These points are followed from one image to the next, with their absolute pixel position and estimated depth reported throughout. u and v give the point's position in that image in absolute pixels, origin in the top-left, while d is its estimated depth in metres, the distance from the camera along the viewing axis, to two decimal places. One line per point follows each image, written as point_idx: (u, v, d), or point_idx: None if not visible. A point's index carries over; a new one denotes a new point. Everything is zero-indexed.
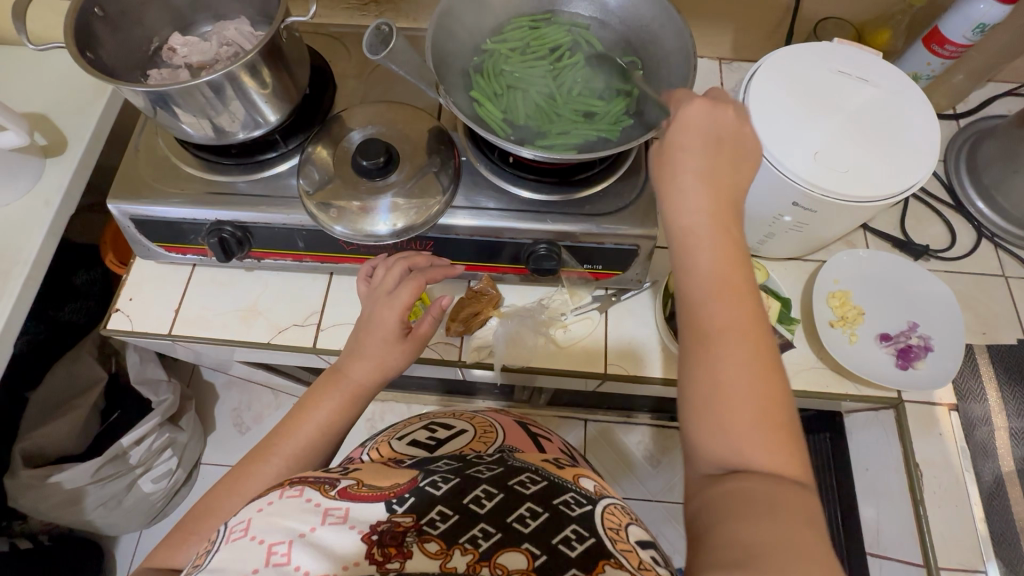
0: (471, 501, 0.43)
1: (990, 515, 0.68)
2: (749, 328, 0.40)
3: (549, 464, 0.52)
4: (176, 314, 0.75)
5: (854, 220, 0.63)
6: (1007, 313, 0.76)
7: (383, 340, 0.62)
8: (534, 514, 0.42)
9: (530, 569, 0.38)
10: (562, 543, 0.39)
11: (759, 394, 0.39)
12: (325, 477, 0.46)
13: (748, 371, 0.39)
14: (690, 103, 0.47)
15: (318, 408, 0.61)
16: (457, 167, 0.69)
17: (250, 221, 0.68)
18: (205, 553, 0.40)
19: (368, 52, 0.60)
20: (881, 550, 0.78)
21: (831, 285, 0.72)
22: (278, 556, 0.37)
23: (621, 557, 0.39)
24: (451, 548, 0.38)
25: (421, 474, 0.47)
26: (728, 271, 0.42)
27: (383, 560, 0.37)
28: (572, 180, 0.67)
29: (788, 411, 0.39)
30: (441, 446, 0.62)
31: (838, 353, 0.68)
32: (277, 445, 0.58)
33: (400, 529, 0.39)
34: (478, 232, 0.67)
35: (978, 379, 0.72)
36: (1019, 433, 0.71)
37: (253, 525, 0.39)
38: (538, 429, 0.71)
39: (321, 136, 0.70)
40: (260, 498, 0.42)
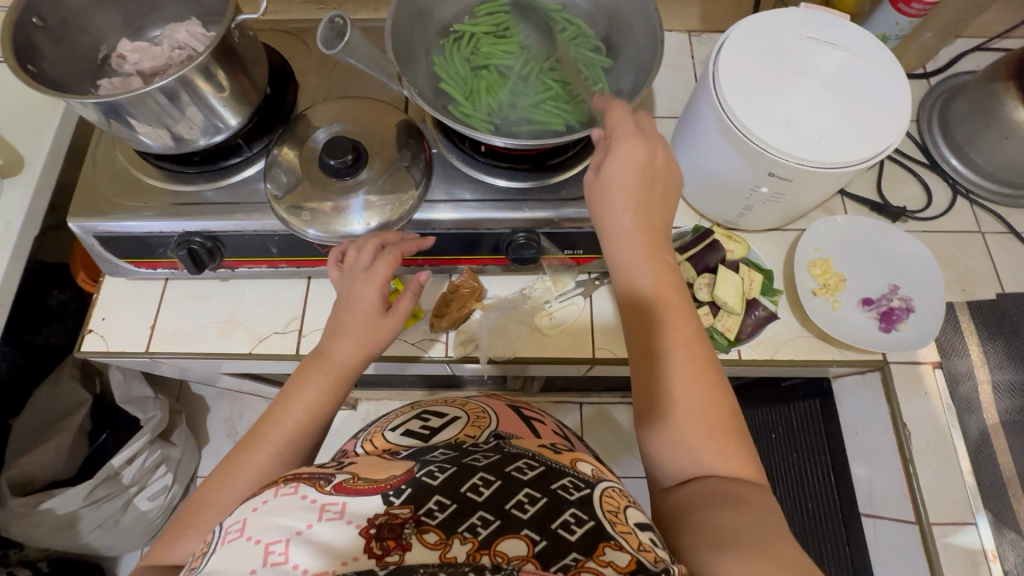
0: (469, 489, 0.42)
1: (977, 467, 0.69)
2: (690, 347, 0.49)
3: (544, 450, 0.52)
4: (153, 329, 0.74)
5: (830, 188, 0.63)
6: (985, 268, 0.76)
7: (366, 318, 0.61)
8: (533, 500, 0.41)
9: (531, 555, 0.37)
10: (561, 528, 0.39)
11: (707, 403, 0.47)
12: (321, 472, 0.45)
13: (695, 389, 0.47)
14: (622, 142, 0.51)
15: (302, 392, 0.59)
16: (429, 160, 0.67)
17: (219, 230, 0.66)
18: (201, 555, 0.39)
19: (323, 48, 0.57)
20: (874, 510, 0.77)
21: (812, 253, 0.72)
22: (275, 556, 0.37)
23: (620, 539, 0.39)
24: (450, 538, 0.38)
25: (417, 465, 0.46)
26: (666, 296, 0.50)
27: (382, 554, 0.37)
28: (545, 165, 0.66)
29: (734, 415, 0.48)
30: (435, 434, 0.61)
31: (822, 320, 0.68)
32: (266, 431, 0.57)
33: (397, 521, 0.39)
34: (458, 225, 0.66)
35: (960, 336, 0.73)
36: (1003, 385, 0.71)
37: (248, 525, 0.39)
38: (530, 412, 0.71)
39: (285, 136, 0.68)
40: (254, 498, 0.42)
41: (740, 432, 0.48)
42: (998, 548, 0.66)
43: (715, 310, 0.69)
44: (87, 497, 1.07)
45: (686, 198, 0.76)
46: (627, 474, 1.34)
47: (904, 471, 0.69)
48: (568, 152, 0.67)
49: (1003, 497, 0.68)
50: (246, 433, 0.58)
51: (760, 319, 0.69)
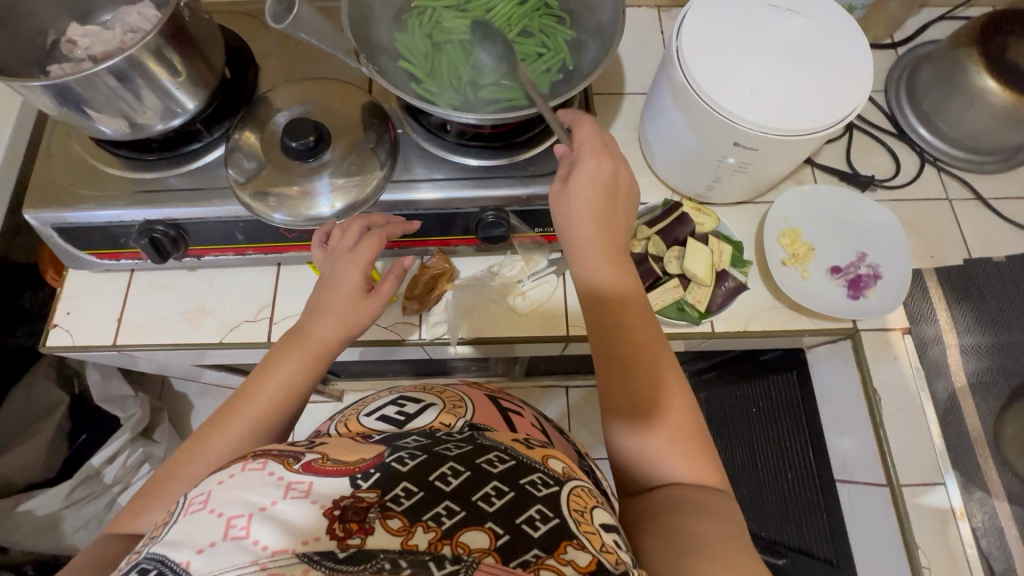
0: (437, 478, 0.41)
1: (945, 429, 0.70)
2: (654, 354, 0.51)
3: (518, 444, 0.49)
4: (120, 322, 0.72)
5: (795, 156, 0.63)
6: (952, 234, 0.77)
7: (350, 297, 0.60)
8: (500, 493, 0.41)
9: (492, 549, 0.37)
10: (525, 523, 0.38)
11: (672, 408, 0.49)
12: (291, 450, 0.44)
13: (660, 392, 0.49)
14: (586, 158, 0.53)
15: (279, 369, 0.58)
16: (394, 141, 0.67)
17: (182, 217, 0.64)
18: (162, 524, 0.38)
19: (271, 23, 0.57)
20: (849, 475, 0.76)
21: (781, 224, 0.73)
22: (236, 530, 0.36)
23: (583, 539, 0.38)
24: (414, 525, 0.37)
25: (388, 450, 0.45)
26: (629, 304, 0.52)
27: (343, 535, 0.36)
28: (513, 143, 0.66)
29: (698, 421, 0.50)
30: (410, 420, 0.60)
31: (792, 290, 0.68)
32: (239, 406, 0.55)
33: (362, 504, 0.38)
34: (442, 205, 0.66)
35: (928, 302, 0.74)
36: (970, 348, 0.73)
37: (212, 498, 0.38)
38: (508, 403, 0.69)
39: (246, 120, 0.66)
40: (222, 471, 0.41)
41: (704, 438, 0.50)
42: (965, 506, 0.67)
43: (685, 283, 0.69)
44: (67, 498, 1.09)
45: (657, 172, 0.76)
46: None
47: (875, 436, 0.70)
48: (535, 128, 0.67)
49: (971, 458, 0.69)
50: (219, 408, 0.56)
51: (730, 290, 0.69)
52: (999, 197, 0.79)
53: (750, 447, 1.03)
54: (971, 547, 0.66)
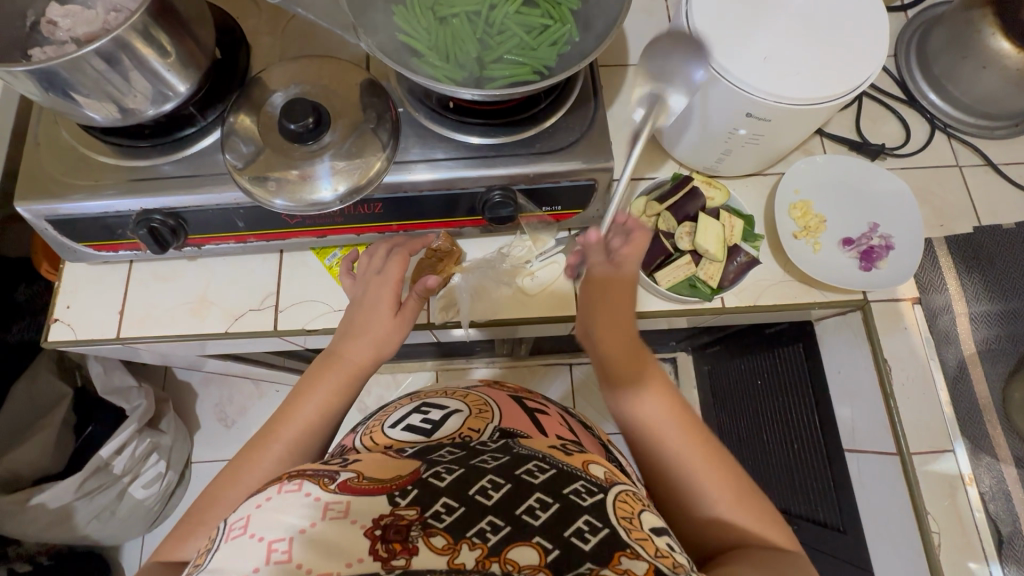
0: (477, 492, 0.42)
1: (955, 396, 0.70)
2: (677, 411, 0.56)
3: (554, 450, 0.49)
4: (122, 315, 0.71)
5: (809, 126, 0.61)
6: (962, 202, 0.76)
7: (379, 317, 0.62)
8: (544, 505, 0.41)
9: (542, 565, 0.37)
10: (574, 535, 0.39)
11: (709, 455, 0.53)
12: (326, 468, 0.44)
13: (692, 445, 0.54)
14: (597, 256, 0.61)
15: (316, 391, 0.59)
16: (395, 120, 0.64)
17: (180, 206, 0.63)
18: (204, 552, 0.39)
19: None
20: (857, 445, 0.77)
21: (792, 196, 0.72)
22: (278, 554, 0.37)
23: (636, 547, 0.38)
24: (459, 543, 0.38)
25: (424, 465, 0.45)
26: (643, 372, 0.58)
27: (388, 556, 0.37)
28: (517, 119, 0.64)
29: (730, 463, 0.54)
30: (437, 429, 0.59)
31: (805, 262, 0.68)
32: (276, 429, 0.56)
33: (404, 522, 0.38)
34: (439, 185, 0.64)
35: (938, 271, 0.74)
36: (979, 316, 0.73)
37: (252, 522, 0.39)
38: (534, 403, 0.68)
39: (240, 102, 0.64)
40: (258, 494, 0.41)
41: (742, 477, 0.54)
42: (975, 472, 0.68)
43: (696, 260, 0.69)
44: (78, 489, 1.08)
45: (666, 148, 0.74)
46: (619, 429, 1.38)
47: (885, 406, 0.70)
48: (540, 103, 0.64)
49: (980, 425, 0.69)
50: (254, 436, 0.57)
51: (742, 266, 0.68)
52: (1010, 162, 0.78)
53: (756, 419, 1.04)
54: (978, 512, 0.67)
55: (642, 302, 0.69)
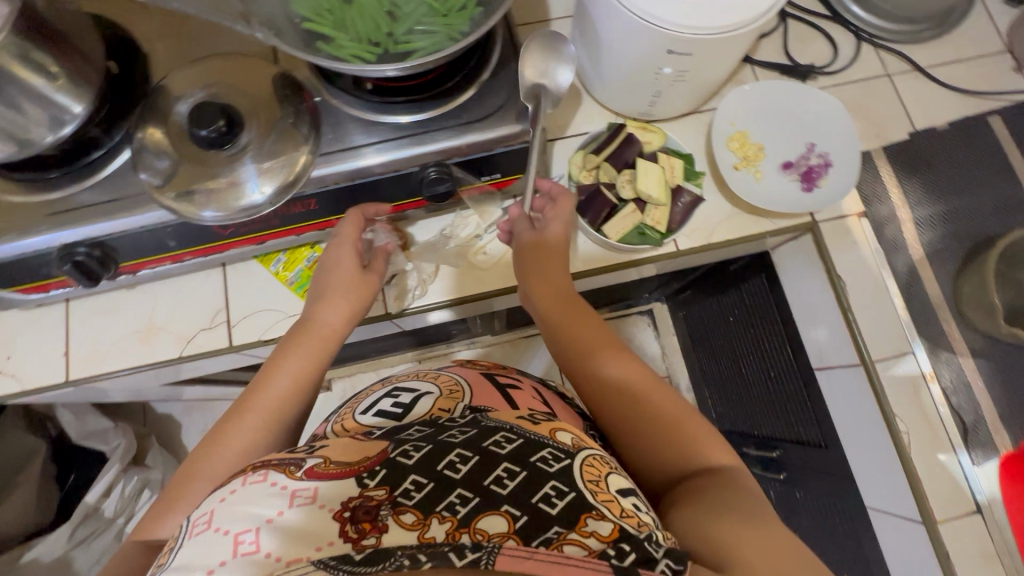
0: (445, 466, 0.41)
1: (910, 301, 0.72)
2: (626, 368, 0.56)
3: (523, 420, 0.49)
4: (67, 356, 0.68)
5: (733, 53, 0.60)
6: (895, 110, 0.77)
7: (353, 281, 0.65)
8: (512, 474, 0.41)
9: (511, 532, 0.37)
10: (541, 501, 0.39)
11: (665, 406, 0.53)
12: (293, 455, 0.44)
13: (647, 395, 0.54)
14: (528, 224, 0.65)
15: (287, 360, 0.59)
16: (313, 112, 0.62)
17: (103, 234, 0.59)
18: (168, 551, 0.38)
19: None
20: (825, 363, 0.79)
21: (728, 128, 0.72)
22: (246, 545, 0.36)
23: (603, 509, 0.39)
24: (428, 517, 0.37)
25: (392, 444, 0.45)
26: (592, 334, 0.59)
27: (358, 536, 0.36)
28: (441, 91, 0.62)
29: (691, 414, 0.53)
30: (408, 412, 0.59)
31: (747, 193, 0.68)
32: (251, 403, 0.56)
33: (373, 503, 0.38)
34: (394, 167, 0.62)
35: (880, 182, 0.75)
36: (922, 220, 0.74)
37: (215, 517, 0.38)
38: (506, 378, 0.68)
39: (146, 115, 0.60)
40: (222, 489, 0.41)
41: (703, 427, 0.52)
42: (934, 369, 0.70)
43: (642, 207, 0.69)
44: (70, 539, 1.06)
45: (599, 99, 0.73)
46: None
47: (844, 320, 0.72)
48: (461, 71, 0.62)
49: (935, 325, 0.72)
50: (227, 410, 0.56)
51: (686, 206, 0.69)
52: (937, 64, 0.79)
53: (733, 354, 1.06)
54: (942, 406, 0.69)
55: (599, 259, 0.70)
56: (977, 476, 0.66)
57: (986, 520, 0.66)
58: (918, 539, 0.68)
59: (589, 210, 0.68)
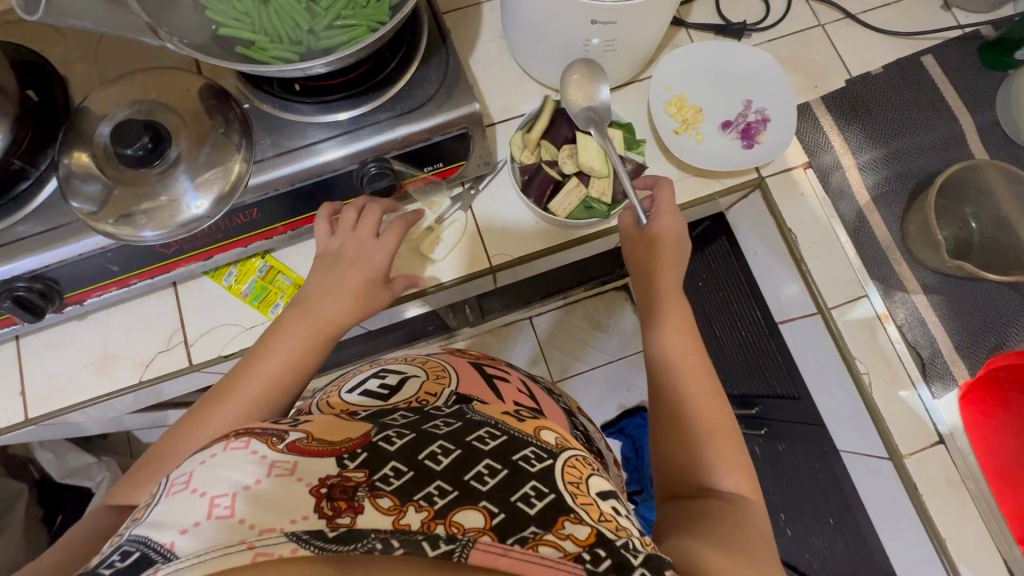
0: (426, 457, 0.37)
1: (860, 245, 0.74)
2: (694, 369, 0.53)
3: (507, 416, 0.45)
4: (24, 395, 0.67)
5: (656, 18, 0.60)
6: (831, 59, 0.78)
7: (368, 283, 0.60)
8: (493, 471, 0.36)
9: (487, 528, 0.32)
10: (520, 501, 0.34)
11: (712, 415, 0.50)
12: (276, 428, 0.39)
13: (701, 398, 0.51)
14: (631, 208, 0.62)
15: (284, 343, 0.55)
16: (243, 120, 0.61)
17: (41, 267, 0.58)
18: (144, 506, 0.34)
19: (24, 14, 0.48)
20: (787, 315, 0.80)
21: (666, 94, 0.72)
22: (221, 509, 0.31)
23: (581, 512, 0.34)
24: (405, 505, 0.33)
25: (375, 428, 0.40)
26: (680, 328, 0.56)
27: (333, 514, 0.31)
28: (371, 86, 0.61)
29: (734, 436, 0.50)
30: (394, 394, 0.55)
31: (689, 156, 0.69)
32: (240, 383, 0.52)
33: (350, 482, 0.33)
34: (356, 158, 0.61)
35: (822, 131, 0.76)
36: (866, 164, 0.76)
37: (194, 477, 0.33)
38: (492, 369, 0.65)
39: (69, 140, 0.58)
40: (204, 451, 0.36)
41: (742, 456, 0.49)
42: (888, 308, 0.72)
43: (586, 180, 0.70)
44: None
45: (537, 77, 0.73)
46: (592, 365, 1.42)
47: (799, 271, 0.73)
48: (389, 64, 0.61)
49: (886, 267, 0.73)
50: (214, 386, 0.52)
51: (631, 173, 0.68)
52: (867, 10, 0.79)
53: (705, 318, 1.08)
54: (899, 344, 0.71)
55: (553, 237, 0.71)
56: (938, 408, 0.69)
57: (949, 449, 0.68)
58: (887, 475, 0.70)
59: (533, 190, 0.68)
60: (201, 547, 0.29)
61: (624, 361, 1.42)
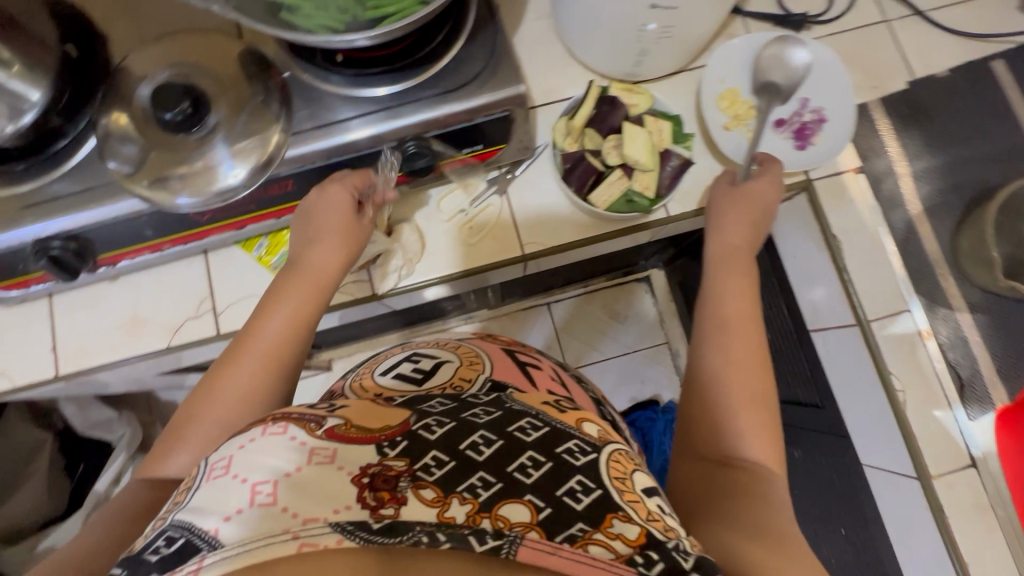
0: (468, 447, 0.36)
1: (905, 257, 0.71)
2: (741, 336, 0.52)
3: (548, 407, 0.44)
4: (56, 352, 0.68)
5: (718, 5, 0.57)
6: (894, 58, 0.73)
7: (346, 220, 0.60)
8: (536, 463, 0.36)
9: (535, 523, 0.32)
10: (566, 495, 0.34)
11: (752, 382, 0.49)
12: (313, 412, 0.38)
13: (745, 366, 0.50)
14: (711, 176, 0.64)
15: (282, 301, 0.56)
16: (283, 89, 0.59)
17: (77, 227, 0.57)
18: (185, 488, 0.34)
19: None
20: (822, 323, 0.78)
21: (718, 86, 0.69)
22: (263, 496, 0.31)
23: (629, 509, 0.34)
24: (449, 496, 0.33)
25: (415, 416, 0.39)
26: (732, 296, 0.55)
27: (376, 505, 0.31)
28: (414, 60, 0.59)
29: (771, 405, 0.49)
30: (428, 378, 0.55)
31: (737, 154, 0.67)
32: (244, 348, 0.53)
33: (393, 472, 0.33)
34: (380, 142, 0.59)
35: (877, 135, 0.73)
36: (921, 172, 0.73)
37: (233, 462, 0.33)
38: (525, 356, 0.63)
39: (108, 100, 0.57)
40: (242, 434, 0.36)
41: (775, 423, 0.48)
42: (931, 325, 0.69)
43: (629, 173, 0.67)
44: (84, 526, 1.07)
45: (584, 61, 0.70)
46: (607, 355, 1.41)
47: (840, 280, 0.71)
48: (434, 39, 0.59)
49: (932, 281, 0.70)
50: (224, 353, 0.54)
51: (676, 169, 0.68)
52: (939, 7, 0.74)
53: None
54: (939, 362, 0.68)
55: (588, 228, 0.69)
56: (973, 430, 0.67)
57: (980, 473, 0.66)
58: (912, 494, 0.69)
59: (574, 178, 0.67)
60: (246, 536, 0.29)
61: (640, 353, 1.40)
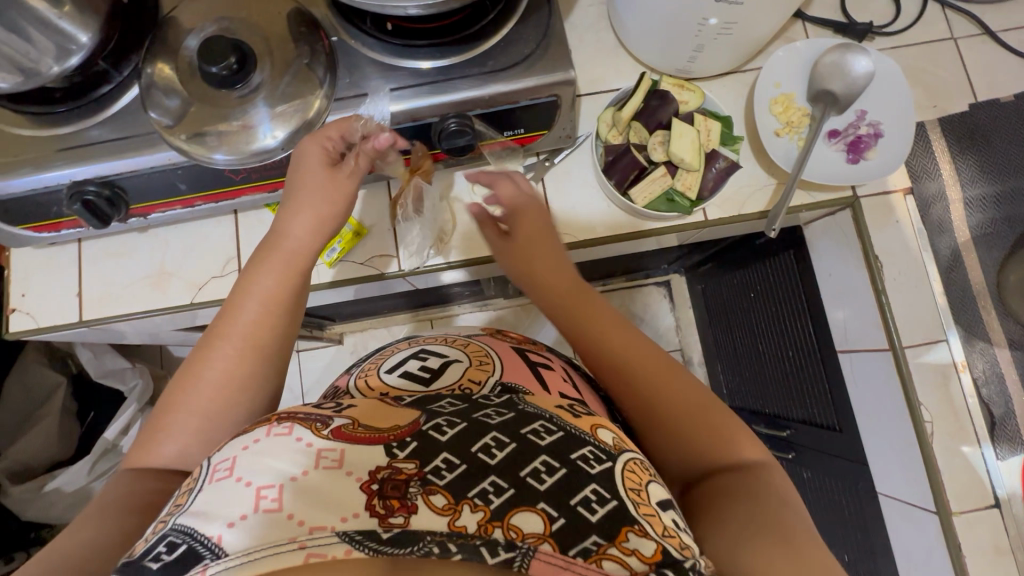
0: (479, 449, 0.36)
1: (949, 285, 0.69)
2: (644, 361, 0.48)
3: (562, 410, 0.42)
4: (81, 298, 0.68)
5: (785, 6, 0.54)
6: (956, 78, 0.71)
7: (326, 182, 0.57)
8: (550, 469, 0.35)
9: (547, 535, 0.31)
10: (581, 505, 0.33)
11: (685, 400, 0.46)
12: (318, 413, 0.38)
13: (665, 387, 0.47)
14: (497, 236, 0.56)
15: (257, 280, 0.53)
16: (329, 53, 0.58)
17: (113, 174, 0.57)
18: (187, 491, 0.34)
19: None
20: (850, 345, 0.76)
21: (773, 91, 0.67)
22: (267, 502, 0.31)
23: (645, 523, 0.32)
24: (460, 503, 0.32)
25: (424, 416, 0.39)
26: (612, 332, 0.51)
27: (385, 513, 0.31)
28: (465, 36, 0.57)
29: (710, 404, 0.46)
30: (436, 378, 0.54)
31: (785, 162, 0.64)
32: (224, 334, 0.50)
33: (401, 477, 0.33)
34: (418, 116, 0.58)
35: (931, 156, 0.70)
36: (972, 201, 0.69)
37: (238, 465, 0.33)
38: (536, 356, 0.62)
39: (155, 48, 0.57)
40: (245, 434, 0.36)
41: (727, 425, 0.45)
42: (967, 358, 0.67)
43: (673, 171, 0.66)
44: (91, 472, 1.08)
45: (635, 53, 0.68)
46: None
47: (877, 302, 0.68)
48: (487, 16, 0.58)
49: (974, 313, 0.68)
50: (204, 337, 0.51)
51: (720, 172, 0.65)
52: (1009, 28, 0.71)
53: (750, 331, 1.03)
54: (971, 398, 0.66)
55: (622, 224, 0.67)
56: (1000, 470, 0.64)
57: (1003, 515, 0.64)
58: (929, 528, 0.67)
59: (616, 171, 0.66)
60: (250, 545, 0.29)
61: None
